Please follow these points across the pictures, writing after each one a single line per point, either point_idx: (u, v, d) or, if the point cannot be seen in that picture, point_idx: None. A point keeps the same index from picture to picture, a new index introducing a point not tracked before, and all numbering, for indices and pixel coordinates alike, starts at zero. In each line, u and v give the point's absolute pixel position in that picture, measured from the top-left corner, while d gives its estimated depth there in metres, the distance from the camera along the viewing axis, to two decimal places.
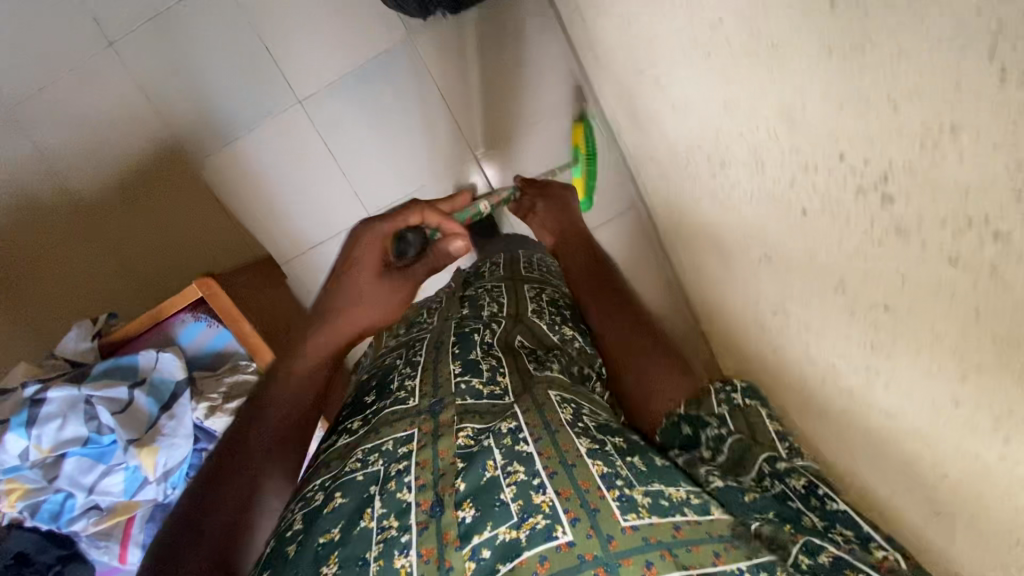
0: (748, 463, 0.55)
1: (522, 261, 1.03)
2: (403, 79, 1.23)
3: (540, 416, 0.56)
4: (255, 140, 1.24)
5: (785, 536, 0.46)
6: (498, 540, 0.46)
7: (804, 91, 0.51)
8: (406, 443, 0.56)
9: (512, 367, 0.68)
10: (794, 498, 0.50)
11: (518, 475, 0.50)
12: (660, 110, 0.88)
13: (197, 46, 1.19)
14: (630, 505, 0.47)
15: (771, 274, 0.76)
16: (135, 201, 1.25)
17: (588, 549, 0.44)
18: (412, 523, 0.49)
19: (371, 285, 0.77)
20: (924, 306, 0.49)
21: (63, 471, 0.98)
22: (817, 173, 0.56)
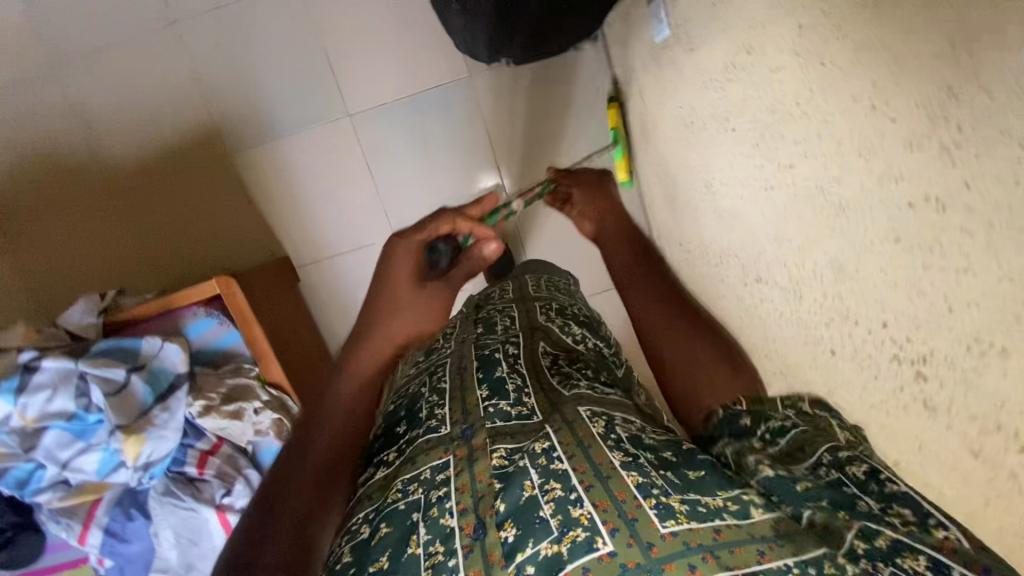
0: (805, 454, 0.51)
1: (530, 283, 1.06)
2: (454, 113, 1.25)
3: (572, 434, 0.55)
4: (297, 143, 1.24)
5: (839, 523, 0.44)
6: (541, 556, 0.45)
7: (861, 258, 0.54)
8: (443, 471, 0.55)
9: (536, 387, 0.67)
10: (850, 484, 0.47)
11: (556, 491, 0.49)
12: (703, 208, 0.92)
13: (257, 43, 1.19)
14: (669, 511, 0.45)
15: None
16: (163, 178, 1.24)
17: (631, 558, 0.43)
18: (458, 547, 0.48)
19: (409, 294, 0.82)
20: (934, 478, 0.52)
21: (41, 442, 0.97)
22: (855, 328, 0.59)
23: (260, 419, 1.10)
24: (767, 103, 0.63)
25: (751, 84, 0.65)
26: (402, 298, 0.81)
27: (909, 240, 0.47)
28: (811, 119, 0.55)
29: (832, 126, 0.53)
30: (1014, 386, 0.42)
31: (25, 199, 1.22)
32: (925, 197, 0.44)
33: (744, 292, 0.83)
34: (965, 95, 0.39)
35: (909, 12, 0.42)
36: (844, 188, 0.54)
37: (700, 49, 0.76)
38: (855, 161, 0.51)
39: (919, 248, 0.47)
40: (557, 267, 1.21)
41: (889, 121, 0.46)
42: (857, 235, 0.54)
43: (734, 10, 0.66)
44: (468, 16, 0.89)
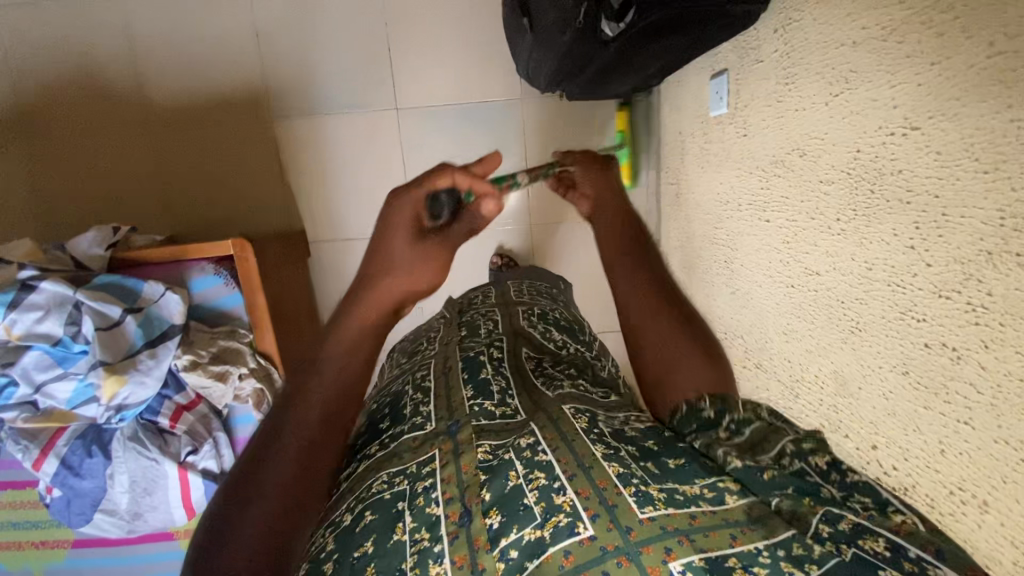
0: (768, 446, 0.53)
1: (511, 290, 1.08)
2: (496, 129, 1.27)
3: (556, 429, 0.56)
4: (339, 121, 1.25)
5: (805, 509, 0.45)
6: (524, 540, 0.45)
7: (866, 377, 0.57)
8: (429, 463, 0.55)
9: (521, 388, 0.69)
10: (813, 474, 0.49)
11: (540, 481, 0.49)
12: (717, 282, 0.95)
13: (321, 18, 1.20)
14: (647, 499, 0.46)
15: None
16: (200, 126, 1.24)
17: (610, 541, 0.43)
18: (444, 533, 0.47)
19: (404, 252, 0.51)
20: None
21: (20, 361, 0.94)
22: (845, 440, 0.62)
23: (242, 386, 1.11)
24: (809, 209, 0.65)
25: (797, 184, 0.67)
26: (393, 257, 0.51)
27: (918, 376, 0.50)
28: (848, 238, 0.58)
29: (868, 249, 0.55)
30: (987, 540, 0.44)
31: (59, 118, 1.21)
32: (942, 343, 0.47)
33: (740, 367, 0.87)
34: (1007, 267, 0.40)
35: (964, 174, 0.43)
36: (866, 309, 0.56)
37: (752, 134, 0.78)
38: (882, 289, 0.53)
39: (926, 388, 0.49)
40: (549, 271, 1.25)
41: (925, 263, 0.48)
42: (868, 356, 0.56)
43: (792, 112, 0.67)
44: (538, 44, 0.89)
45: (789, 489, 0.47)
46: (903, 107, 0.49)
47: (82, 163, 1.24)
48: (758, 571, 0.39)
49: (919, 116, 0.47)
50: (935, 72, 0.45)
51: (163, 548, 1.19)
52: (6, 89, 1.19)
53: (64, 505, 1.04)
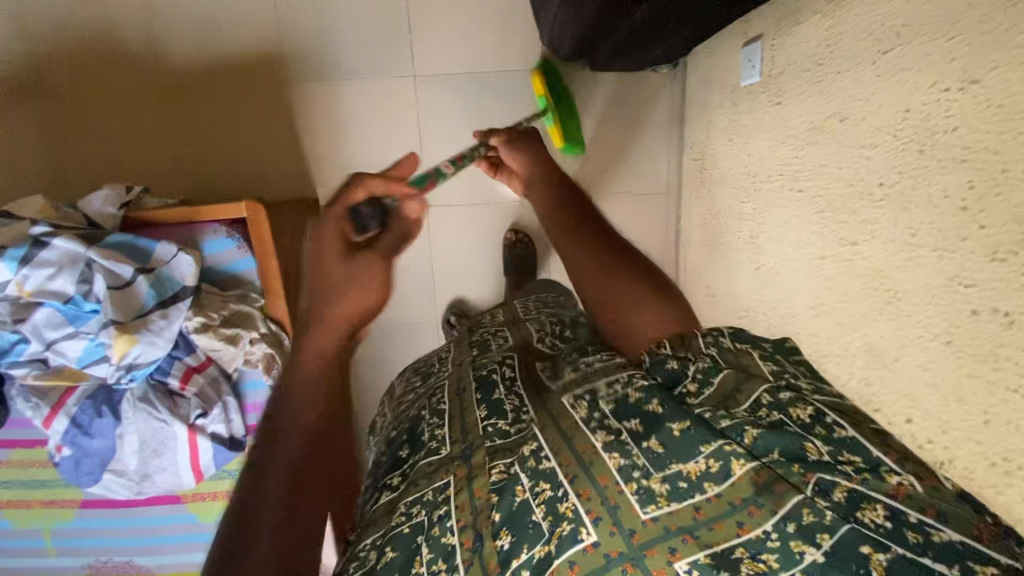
0: (742, 398, 0.52)
1: (519, 307, 1.08)
2: (514, 103, 1.25)
3: (560, 433, 0.54)
4: (355, 89, 1.23)
5: (796, 479, 0.45)
6: (534, 559, 0.47)
7: (904, 349, 0.55)
8: (444, 491, 0.56)
9: (534, 400, 0.65)
10: (795, 426, 0.49)
11: (546, 492, 0.50)
12: (741, 259, 0.93)
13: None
14: (649, 496, 0.47)
15: None
16: (214, 90, 1.22)
17: (614, 547, 0.45)
18: (458, 562, 0.49)
19: (337, 272, 0.53)
20: None
21: (32, 317, 0.94)
22: (876, 416, 0.60)
23: (252, 350, 1.10)
24: (848, 175, 0.62)
25: (834, 152, 0.65)
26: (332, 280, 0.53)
27: (963, 345, 0.48)
28: (891, 203, 0.55)
29: (912, 215, 0.52)
30: None
31: (71, 80, 1.20)
32: (993, 308, 0.45)
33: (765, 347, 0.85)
34: None
35: None
36: (907, 277, 0.54)
37: (787, 102, 0.75)
38: (928, 255, 0.51)
39: (971, 356, 0.47)
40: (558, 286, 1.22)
41: (977, 225, 0.45)
42: (908, 327, 0.54)
43: (833, 74, 0.64)
44: (564, 6, 0.86)
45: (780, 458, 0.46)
46: (962, 59, 0.46)
47: (95, 124, 1.22)
48: (766, 558, 0.42)
49: (979, 69, 0.45)
50: (999, 20, 0.43)
51: (170, 512, 1.20)
52: (17, 43, 1.17)
53: (72, 464, 1.05)
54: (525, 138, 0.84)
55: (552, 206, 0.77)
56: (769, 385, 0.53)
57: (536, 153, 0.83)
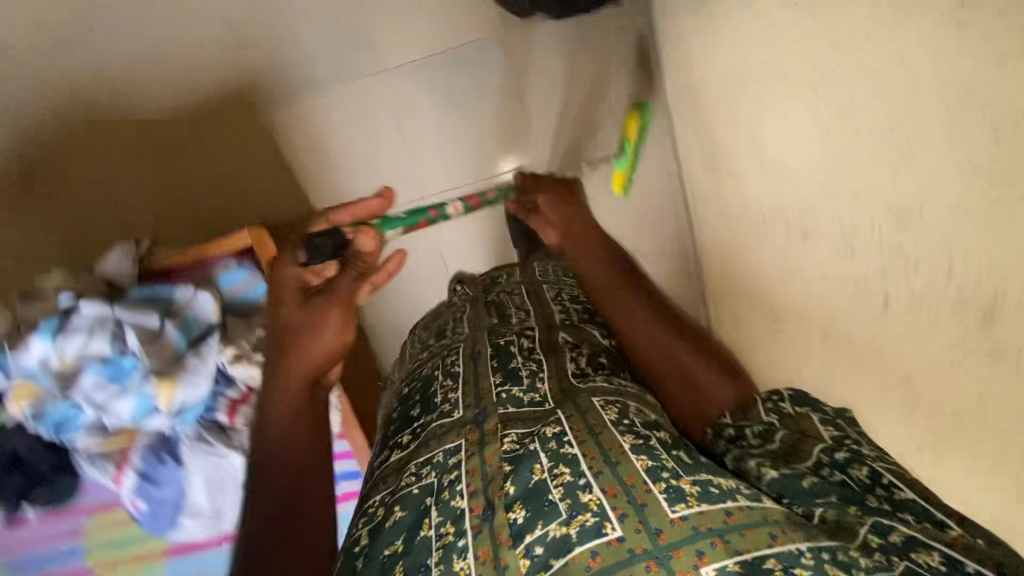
0: (801, 452, 0.64)
1: (537, 268, 1.09)
2: (481, 74, 1.26)
3: (583, 422, 0.64)
4: (329, 100, 1.25)
5: (852, 520, 0.56)
6: (550, 537, 0.53)
7: (931, 196, 0.53)
8: (456, 453, 0.64)
9: (551, 373, 0.77)
10: (858, 484, 0.59)
11: (565, 477, 0.57)
12: (745, 168, 0.92)
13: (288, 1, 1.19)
14: (680, 496, 0.55)
15: (826, 347, 0.80)
16: (199, 136, 1.24)
17: (639, 543, 0.51)
18: (468, 528, 0.56)
19: (293, 316, 0.73)
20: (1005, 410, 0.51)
21: (79, 385, 0.96)
22: (916, 276, 0.58)
23: None
24: (835, 38, 0.60)
25: (815, 20, 0.62)
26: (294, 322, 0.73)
27: (990, 171, 0.46)
28: (887, 49, 0.53)
29: (912, 53, 0.50)
30: None
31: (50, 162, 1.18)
32: (1012, 121, 0.42)
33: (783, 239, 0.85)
34: None
35: None
36: (918, 121, 0.51)
37: None
38: (936, 89, 0.48)
39: (1001, 179, 0.45)
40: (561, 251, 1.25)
41: (983, 37, 0.43)
42: (931, 172, 0.52)
43: None
44: None
45: (833, 499, 0.59)
46: None
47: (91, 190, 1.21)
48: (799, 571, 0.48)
49: None
50: None
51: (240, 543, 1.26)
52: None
53: (150, 517, 1.10)
54: (562, 195, 0.99)
55: (605, 283, 0.91)
56: (824, 443, 0.64)
57: (572, 212, 0.99)
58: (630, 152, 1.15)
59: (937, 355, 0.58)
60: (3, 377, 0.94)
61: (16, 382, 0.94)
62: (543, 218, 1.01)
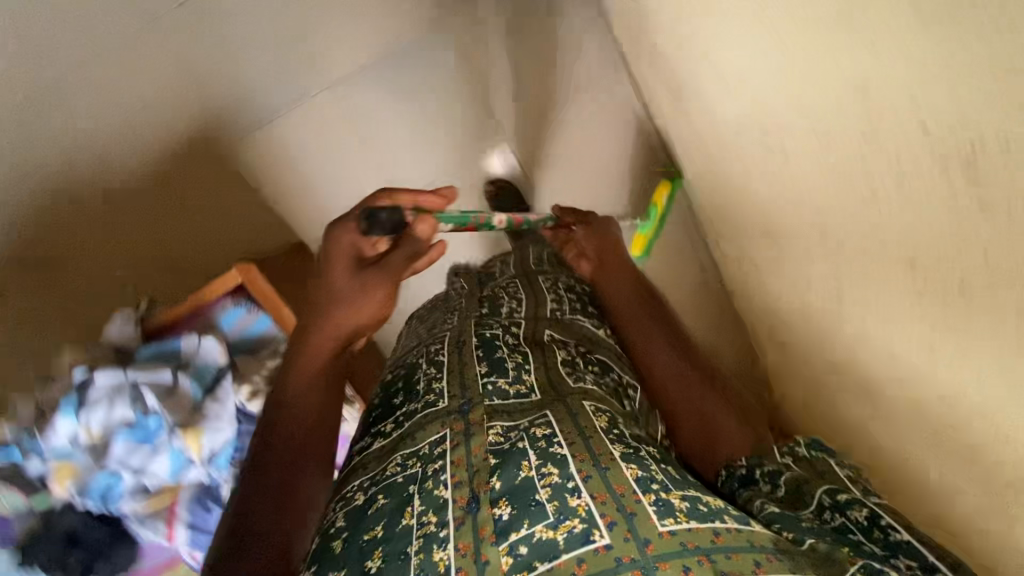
0: (807, 498, 0.57)
1: (531, 258, 1.07)
2: (435, 68, 1.34)
3: (575, 424, 0.57)
4: (290, 119, 1.29)
5: (841, 556, 0.45)
6: (535, 539, 0.45)
7: (888, 54, 0.52)
8: (440, 443, 0.56)
9: (537, 365, 0.70)
10: (856, 531, 0.52)
11: (553, 476, 0.50)
12: (706, 97, 0.91)
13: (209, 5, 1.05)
14: (668, 510, 0.47)
15: (821, 256, 0.79)
16: (173, 185, 1.18)
17: (627, 552, 0.44)
18: (450, 519, 0.48)
19: (336, 283, 0.69)
20: (995, 262, 0.50)
21: (112, 452, 0.98)
22: (890, 145, 0.57)
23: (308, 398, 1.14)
24: None
25: None
26: (337, 288, 0.69)
27: (938, 9, 0.45)
28: None
29: None
30: None
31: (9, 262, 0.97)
32: None
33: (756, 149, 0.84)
34: None
35: None
36: None
37: None
38: None
39: (949, 13, 0.44)
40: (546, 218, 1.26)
41: None
42: (885, 29, 0.51)
43: None
44: None
45: (830, 538, 0.49)
46: None
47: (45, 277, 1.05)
48: None
49: None
50: None
51: None
52: None
53: None
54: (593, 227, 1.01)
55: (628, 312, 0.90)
56: (831, 487, 0.58)
57: (606, 243, 0.99)
58: (655, 217, 1.21)
59: (922, 224, 0.57)
60: (38, 461, 0.95)
61: (54, 464, 0.95)
62: (578, 247, 1.01)
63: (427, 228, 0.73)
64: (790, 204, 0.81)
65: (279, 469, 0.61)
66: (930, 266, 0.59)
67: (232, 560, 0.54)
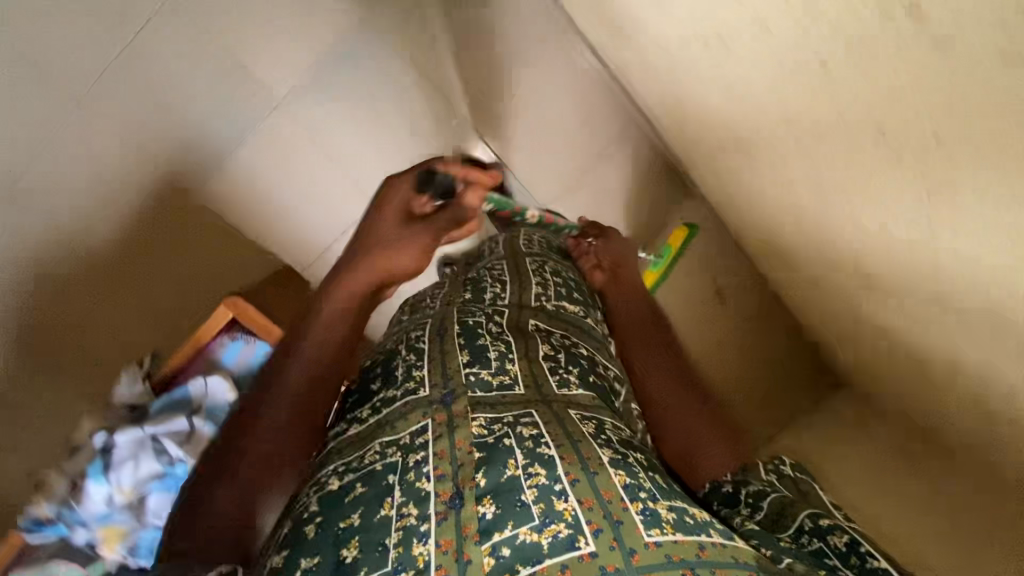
0: (786, 522, 0.60)
1: (521, 241, 1.06)
2: (380, 62, 1.24)
3: (561, 428, 0.60)
4: (244, 157, 1.23)
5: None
6: (518, 540, 0.48)
7: None
8: (421, 434, 0.58)
9: (519, 352, 0.72)
10: (832, 555, 0.54)
11: (538, 478, 0.53)
12: (655, 21, 0.97)
13: (144, 45, 1.08)
14: (655, 520, 0.51)
15: (792, 135, 0.85)
16: (156, 240, 1.19)
17: (611, 561, 0.47)
18: (431, 513, 0.50)
19: (392, 229, 0.77)
20: (948, 109, 0.56)
21: (150, 507, 0.97)
22: (837, 18, 0.62)
23: None
24: None
25: None
26: (384, 234, 0.77)
27: None
28: None
29: None
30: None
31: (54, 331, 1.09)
32: None
33: (714, 63, 0.89)
34: None
35: None
36: None
37: None
38: None
39: None
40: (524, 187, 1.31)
41: None
42: None
43: None
44: None
45: (807, 560, 0.53)
46: None
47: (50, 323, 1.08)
48: None
49: None
50: None
51: None
52: None
53: None
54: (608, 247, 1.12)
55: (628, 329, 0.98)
56: (812, 511, 0.60)
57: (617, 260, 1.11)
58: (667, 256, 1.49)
59: (877, 85, 0.63)
60: (84, 531, 0.94)
61: (99, 531, 0.94)
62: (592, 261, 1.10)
63: (473, 199, 0.87)
64: (761, 93, 0.85)
65: (263, 442, 0.61)
66: (899, 126, 0.64)
67: (200, 537, 0.55)
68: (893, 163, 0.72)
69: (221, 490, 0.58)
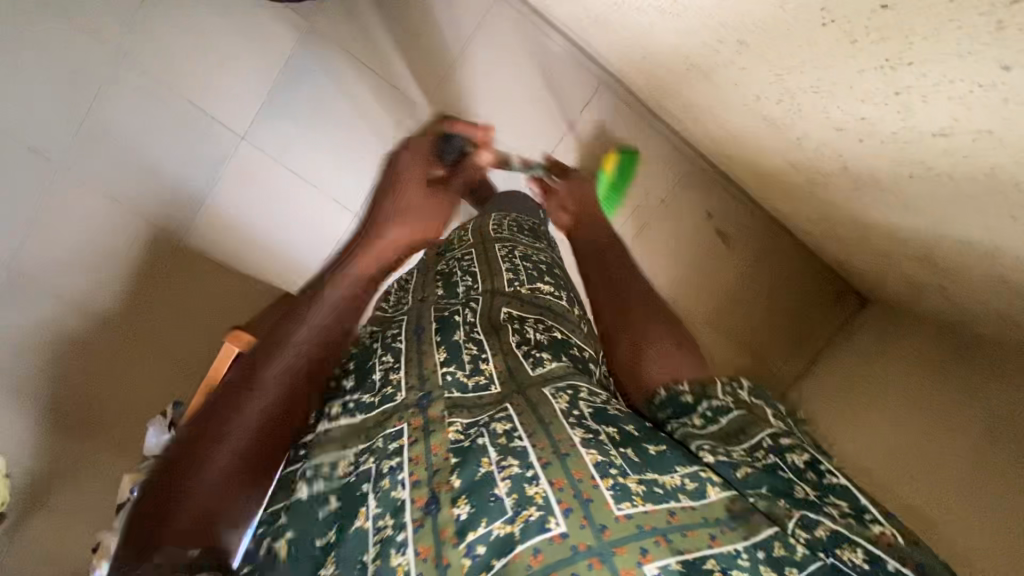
0: (744, 437, 0.50)
1: (490, 220, 0.96)
2: (330, 69, 1.20)
3: (535, 416, 0.50)
4: (219, 197, 1.21)
5: (780, 510, 0.43)
6: (493, 536, 0.41)
7: None
8: (396, 439, 0.49)
9: (496, 346, 0.61)
10: (786, 469, 0.46)
11: (512, 468, 0.45)
12: None
13: (109, 103, 1.12)
14: (625, 493, 0.43)
15: (750, 56, 0.83)
16: (162, 292, 1.20)
17: (583, 540, 0.40)
18: (407, 521, 0.43)
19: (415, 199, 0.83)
20: None
21: None
22: None
23: None
24: None
25: None
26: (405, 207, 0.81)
27: None
28: None
29: None
30: None
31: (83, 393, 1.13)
32: None
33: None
34: None
35: None
36: None
37: None
38: None
39: None
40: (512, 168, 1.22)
41: None
42: None
43: None
44: None
45: (765, 480, 0.45)
46: None
47: (69, 391, 1.12)
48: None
49: None
50: None
51: None
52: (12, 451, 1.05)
53: None
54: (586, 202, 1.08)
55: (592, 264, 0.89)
56: (773, 428, 0.50)
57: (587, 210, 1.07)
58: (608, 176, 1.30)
59: None
60: None
61: None
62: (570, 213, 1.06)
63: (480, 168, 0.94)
64: (705, 20, 0.84)
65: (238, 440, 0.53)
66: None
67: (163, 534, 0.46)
68: (853, 49, 0.67)
69: (197, 481, 0.50)
